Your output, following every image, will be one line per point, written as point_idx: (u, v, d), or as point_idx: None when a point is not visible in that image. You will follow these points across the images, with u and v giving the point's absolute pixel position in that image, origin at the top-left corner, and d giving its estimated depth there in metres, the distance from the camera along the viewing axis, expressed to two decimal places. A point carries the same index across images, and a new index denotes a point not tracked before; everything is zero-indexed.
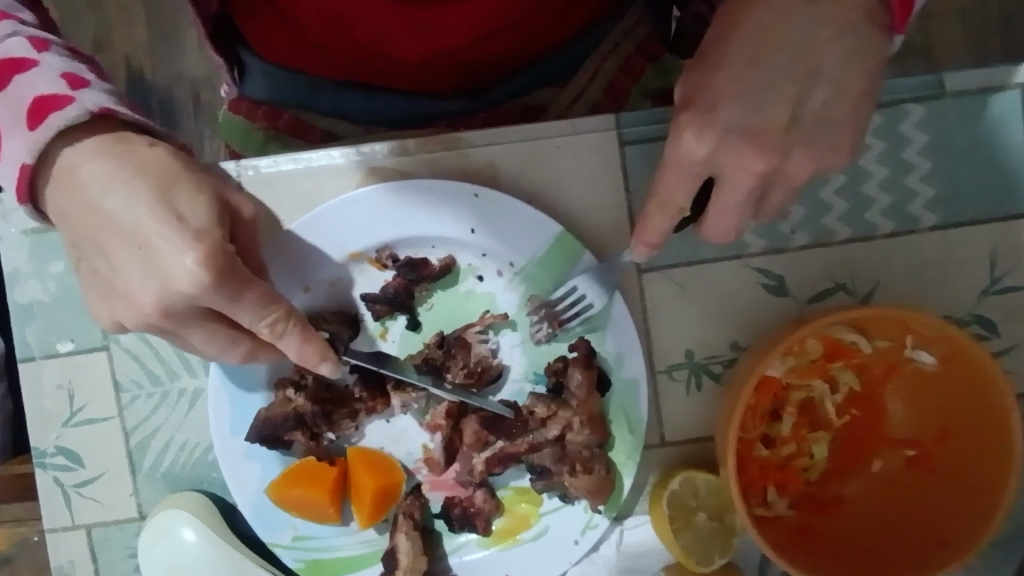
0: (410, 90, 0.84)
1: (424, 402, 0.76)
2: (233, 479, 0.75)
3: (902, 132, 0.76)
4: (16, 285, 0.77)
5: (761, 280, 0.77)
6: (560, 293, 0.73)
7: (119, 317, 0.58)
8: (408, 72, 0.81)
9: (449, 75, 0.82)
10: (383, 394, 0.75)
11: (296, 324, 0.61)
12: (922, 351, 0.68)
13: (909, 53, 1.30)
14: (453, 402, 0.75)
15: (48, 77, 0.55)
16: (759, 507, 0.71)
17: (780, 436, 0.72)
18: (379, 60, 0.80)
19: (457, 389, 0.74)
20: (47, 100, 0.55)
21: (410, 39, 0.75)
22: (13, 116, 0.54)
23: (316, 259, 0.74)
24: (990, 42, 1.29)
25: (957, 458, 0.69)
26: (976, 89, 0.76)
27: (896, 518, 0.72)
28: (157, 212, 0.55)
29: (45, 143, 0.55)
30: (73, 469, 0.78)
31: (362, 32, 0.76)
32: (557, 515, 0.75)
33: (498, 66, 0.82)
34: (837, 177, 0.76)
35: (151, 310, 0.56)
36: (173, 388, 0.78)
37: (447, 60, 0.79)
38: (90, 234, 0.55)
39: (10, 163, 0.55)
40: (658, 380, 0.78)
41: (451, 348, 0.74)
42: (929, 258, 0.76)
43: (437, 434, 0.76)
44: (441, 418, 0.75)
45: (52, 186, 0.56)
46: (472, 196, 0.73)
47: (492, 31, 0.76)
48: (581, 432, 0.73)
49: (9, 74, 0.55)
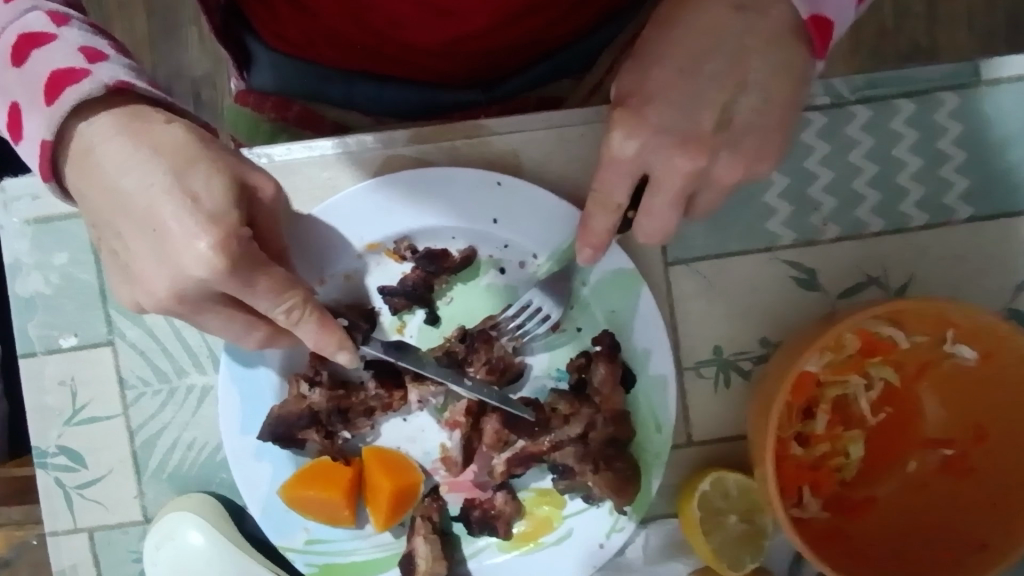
0: (426, 80, 0.82)
1: (442, 399, 0.73)
2: (243, 478, 0.72)
3: (936, 121, 0.74)
4: (17, 277, 0.74)
5: (792, 273, 0.74)
6: (513, 310, 0.71)
7: (137, 300, 0.56)
8: (424, 60, 0.78)
9: (466, 63, 0.79)
10: (400, 387, 0.72)
11: (315, 312, 0.59)
12: (962, 346, 0.65)
13: (917, 53, 1.28)
14: (472, 401, 0.72)
15: (66, 50, 0.53)
16: (793, 508, 0.68)
17: (813, 434, 0.69)
18: (394, 48, 0.77)
19: (476, 386, 0.71)
20: (62, 74, 0.52)
21: (429, 24, 0.72)
22: (31, 92, 0.53)
23: (333, 250, 0.71)
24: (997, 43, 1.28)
25: (998, 459, 0.67)
26: (1012, 76, 0.74)
27: (932, 520, 0.69)
28: (172, 190, 0.52)
29: (61, 120, 0.52)
30: (75, 469, 0.75)
31: (376, 17, 0.73)
32: (580, 517, 0.72)
33: (517, 52, 0.80)
34: (870, 167, 0.74)
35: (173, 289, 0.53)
36: (181, 384, 0.75)
37: (469, 45, 0.76)
38: (106, 214, 0.53)
39: (31, 143, 0.53)
40: (685, 377, 0.75)
41: (474, 342, 0.71)
42: (965, 251, 0.74)
43: (455, 431, 0.73)
44: (461, 416, 0.72)
45: (69, 166, 0.54)
46: (495, 184, 0.71)
47: (512, 16, 0.73)
48: (604, 429, 0.71)
49: (27, 49, 0.53)
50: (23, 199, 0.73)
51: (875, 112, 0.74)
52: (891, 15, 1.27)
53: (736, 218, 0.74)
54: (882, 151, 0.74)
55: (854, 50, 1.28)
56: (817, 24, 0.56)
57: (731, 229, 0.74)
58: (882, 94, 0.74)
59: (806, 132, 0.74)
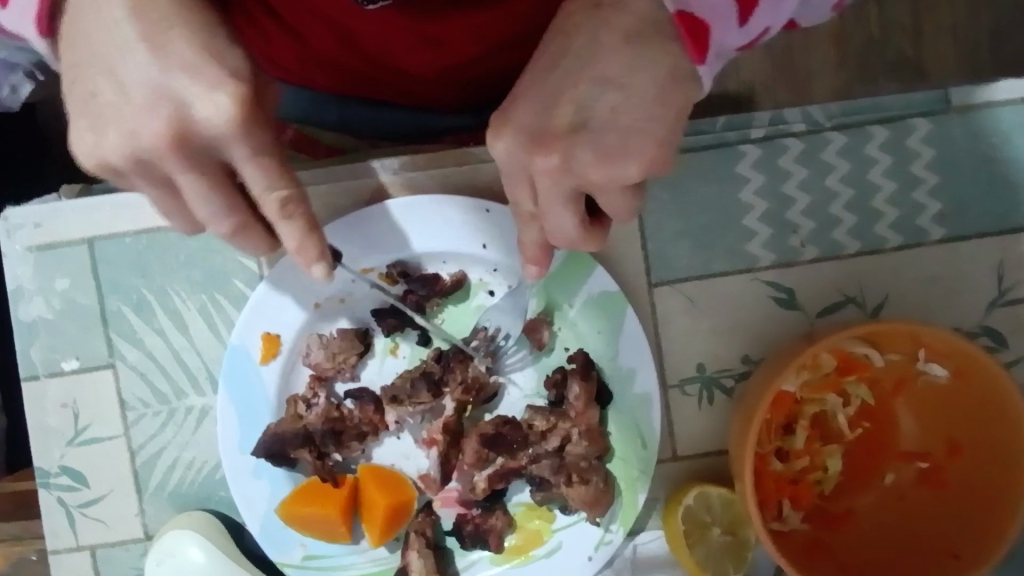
0: (417, 104, 0.84)
1: (419, 418, 0.76)
2: (240, 496, 0.73)
3: (909, 146, 0.77)
4: (20, 301, 0.76)
5: (771, 293, 0.77)
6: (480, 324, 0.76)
7: (102, 153, 0.46)
8: (417, 85, 0.81)
9: (458, 88, 0.81)
10: (378, 411, 0.74)
11: (308, 205, 0.50)
12: (933, 364, 0.68)
13: (902, 66, 1.27)
14: (450, 418, 0.74)
15: None
16: (773, 521, 0.71)
17: (793, 449, 0.72)
18: (386, 72, 0.79)
19: (453, 405, 0.74)
20: None
21: (422, 52, 0.74)
22: None
23: (369, 245, 0.73)
24: (981, 55, 1.28)
25: (970, 472, 0.69)
26: (980, 104, 0.77)
27: (911, 531, 0.71)
28: (195, 39, 0.43)
29: None
30: (78, 489, 0.77)
31: (371, 43, 0.75)
32: (569, 531, 0.75)
33: (507, 78, 0.82)
34: (846, 191, 0.77)
35: (163, 133, 0.43)
36: (180, 406, 0.77)
37: (459, 70, 0.78)
38: (105, 55, 0.44)
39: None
40: (669, 394, 0.77)
41: (449, 361, 0.74)
42: (938, 271, 0.77)
43: (433, 449, 0.75)
44: (438, 433, 0.74)
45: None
46: (484, 211, 0.73)
47: (503, 44, 0.75)
48: (579, 444, 0.73)
49: None
50: (26, 227, 0.76)
51: (850, 138, 0.77)
52: (876, 28, 1.27)
53: (718, 241, 0.77)
54: (858, 175, 0.77)
55: (840, 62, 1.27)
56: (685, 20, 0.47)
57: (713, 251, 0.77)
58: (857, 120, 0.77)
59: (783, 158, 0.77)
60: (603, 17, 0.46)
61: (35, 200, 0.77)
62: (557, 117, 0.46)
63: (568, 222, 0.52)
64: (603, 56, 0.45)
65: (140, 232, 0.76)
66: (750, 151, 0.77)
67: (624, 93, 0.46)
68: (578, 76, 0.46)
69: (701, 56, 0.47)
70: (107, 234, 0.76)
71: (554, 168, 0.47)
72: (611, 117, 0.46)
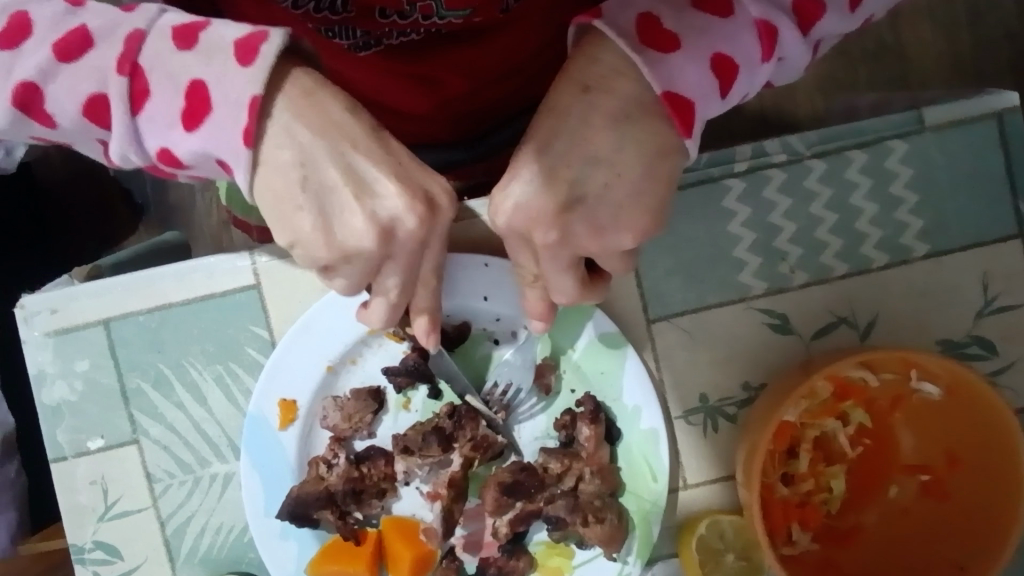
0: (412, 141, 0.85)
1: (426, 471, 0.78)
2: (269, 559, 0.75)
3: (888, 168, 0.79)
4: (43, 386, 0.79)
5: (766, 320, 0.79)
6: (492, 377, 0.78)
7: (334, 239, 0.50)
8: (410, 122, 0.82)
9: (451, 123, 0.83)
10: (387, 459, 0.77)
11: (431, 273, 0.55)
12: (927, 383, 0.70)
13: (882, 52, 1.30)
14: (455, 471, 0.76)
15: (172, 88, 0.49)
16: (784, 546, 0.73)
17: (798, 473, 0.75)
18: (390, 114, 0.81)
19: (461, 460, 0.76)
20: (194, 89, 0.49)
21: (412, 92, 0.76)
22: (221, 90, 0.48)
23: (439, 291, 0.76)
24: (959, 35, 1.30)
25: (970, 483, 0.72)
26: (954, 121, 0.79)
27: (917, 542, 0.74)
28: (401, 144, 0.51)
29: (268, 70, 0.48)
30: (112, 561, 0.79)
31: (361, 88, 0.76)
32: (589, 565, 0.77)
33: (498, 108, 0.83)
34: (830, 216, 0.79)
35: (409, 218, 0.49)
36: (204, 474, 0.79)
37: (454, 106, 0.80)
38: (337, 157, 0.49)
39: (236, 108, 0.48)
40: (675, 426, 0.80)
41: (461, 418, 0.77)
42: (926, 286, 0.80)
43: (436, 503, 0.77)
44: (444, 487, 0.76)
45: (297, 108, 0.49)
46: (483, 265, 0.76)
47: (490, 78, 0.77)
48: (591, 482, 0.76)
49: (190, 108, 0.49)
50: (42, 313, 0.78)
51: (830, 164, 0.79)
52: None
53: (710, 274, 0.80)
54: (841, 200, 0.79)
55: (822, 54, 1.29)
56: (672, 100, 0.48)
57: (707, 285, 0.80)
58: (836, 147, 0.79)
59: (767, 189, 0.79)
60: (591, 102, 0.47)
61: (47, 287, 0.79)
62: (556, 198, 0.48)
63: (569, 285, 0.54)
64: (594, 135, 0.47)
65: (153, 309, 0.79)
66: (735, 184, 0.79)
67: (613, 170, 0.48)
68: (569, 156, 0.47)
69: (689, 132, 0.48)
70: (122, 314, 0.79)
71: (554, 242, 0.50)
72: (603, 192, 0.48)
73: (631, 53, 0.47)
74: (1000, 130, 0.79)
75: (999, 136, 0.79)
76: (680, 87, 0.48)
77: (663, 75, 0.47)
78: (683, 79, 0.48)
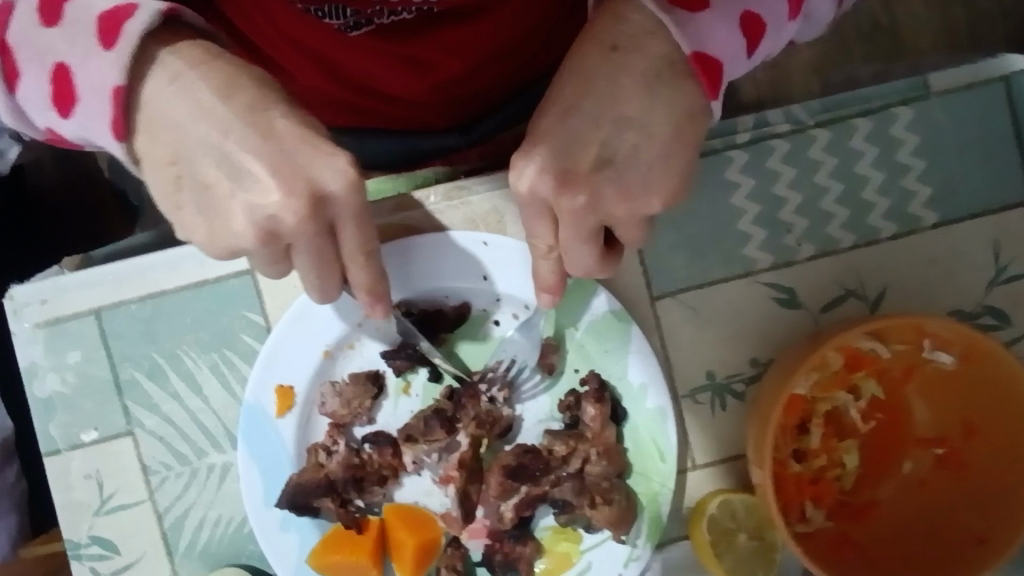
0: (408, 129, 0.83)
1: (435, 457, 0.76)
2: (269, 549, 0.73)
3: (893, 134, 0.77)
4: (34, 379, 0.77)
5: (773, 294, 0.78)
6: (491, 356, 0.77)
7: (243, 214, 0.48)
8: (405, 107, 0.80)
9: (448, 109, 0.81)
10: (395, 450, 0.75)
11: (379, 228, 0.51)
12: (940, 352, 0.68)
13: (877, 32, 1.28)
14: (465, 452, 0.75)
15: (41, 72, 0.48)
16: (798, 523, 0.72)
17: (811, 449, 0.73)
18: (368, 99, 0.79)
19: (468, 440, 0.75)
20: (61, 74, 0.48)
21: (406, 75, 0.73)
22: (86, 76, 0.47)
23: (438, 271, 0.74)
24: (954, 15, 1.28)
25: (988, 453, 0.70)
26: (959, 86, 0.77)
27: (933, 516, 0.72)
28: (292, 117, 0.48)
29: (133, 54, 0.47)
30: (109, 557, 0.77)
31: (355, 72, 0.74)
32: (598, 550, 0.75)
33: (494, 92, 0.81)
34: (835, 186, 0.78)
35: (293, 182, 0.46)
36: (201, 465, 0.78)
37: (451, 90, 0.78)
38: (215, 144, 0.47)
39: (100, 96, 0.47)
40: (682, 404, 0.78)
41: (461, 398, 0.75)
42: (935, 255, 0.78)
43: (450, 486, 0.76)
44: (455, 470, 0.75)
45: (168, 89, 0.47)
46: (482, 244, 0.74)
47: (487, 59, 0.75)
48: (598, 464, 0.74)
49: (60, 90, 0.48)
50: (33, 305, 0.77)
51: (834, 132, 0.77)
52: None
53: (713, 248, 0.78)
54: (846, 169, 0.78)
55: None
56: (700, 60, 0.47)
57: (711, 259, 0.78)
58: (840, 116, 0.77)
59: (770, 159, 0.77)
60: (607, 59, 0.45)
61: (37, 278, 0.77)
62: (580, 166, 0.46)
63: (588, 259, 0.53)
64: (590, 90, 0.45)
65: (144, 298, 0.77)
66: (737, 156, 0.77)
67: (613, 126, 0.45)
68: (568, 112, 0.46)
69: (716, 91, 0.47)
70: (113, 304, 0.77)
71: (580, 214, 0.48)
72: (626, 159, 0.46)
73: (658, 14, 0.46)
74: (1007, 94, 0.77)
75: (1005, 100, 0.77)
76: (707, 48, 0.47)
77: (689, 35, 0.47)
78: (710, 39, 0.47)
